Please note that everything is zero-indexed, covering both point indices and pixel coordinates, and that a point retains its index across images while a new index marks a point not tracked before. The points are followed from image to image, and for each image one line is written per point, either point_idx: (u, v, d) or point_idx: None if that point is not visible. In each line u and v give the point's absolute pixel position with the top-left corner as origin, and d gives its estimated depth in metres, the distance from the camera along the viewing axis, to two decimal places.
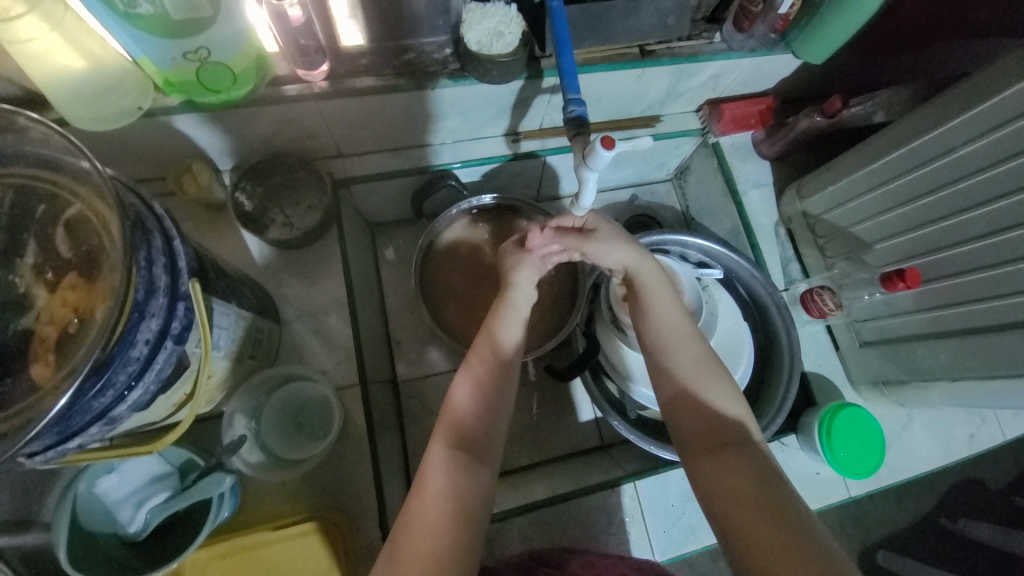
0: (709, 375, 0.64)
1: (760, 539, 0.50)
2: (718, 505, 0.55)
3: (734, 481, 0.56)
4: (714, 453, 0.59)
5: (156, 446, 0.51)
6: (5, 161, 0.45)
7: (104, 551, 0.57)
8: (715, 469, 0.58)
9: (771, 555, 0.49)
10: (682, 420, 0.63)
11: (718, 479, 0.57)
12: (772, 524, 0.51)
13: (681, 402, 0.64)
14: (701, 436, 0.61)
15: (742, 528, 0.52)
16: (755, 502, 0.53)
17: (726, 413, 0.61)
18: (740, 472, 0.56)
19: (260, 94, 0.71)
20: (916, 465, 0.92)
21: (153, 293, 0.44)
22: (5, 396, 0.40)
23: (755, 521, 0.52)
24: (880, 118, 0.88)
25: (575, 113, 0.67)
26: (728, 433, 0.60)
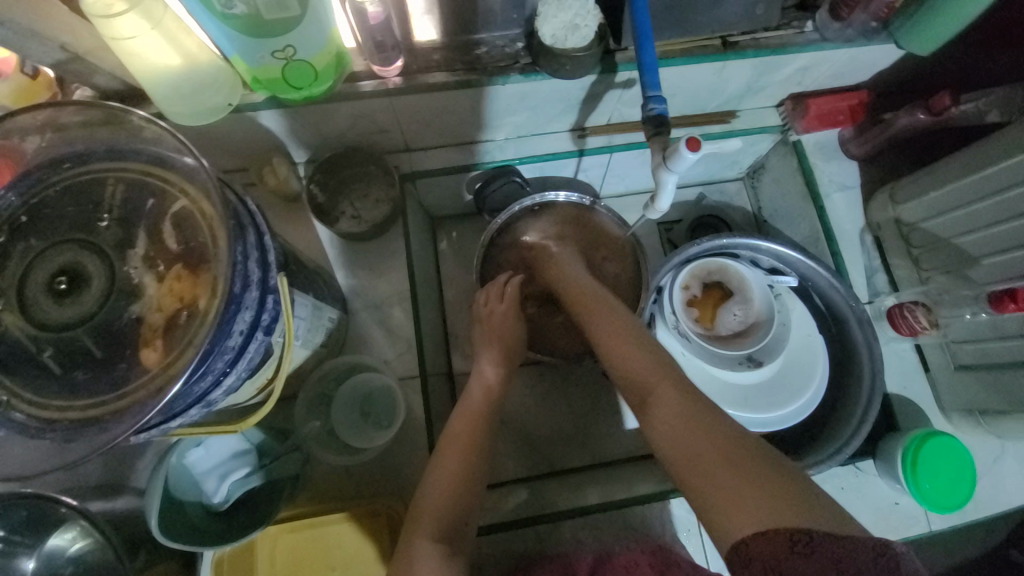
0: (631, 337, 0.67)
1: (712, 483, 0.48)
2: (671, 459, 0.53)
3: (673, 426, 0.54)
4: (648, 404, 0.59)
5: (239, 426, 0.54)
6: (121, 157, 0.48)
7: (192, 519, 0.61)
8: (654, 421, 0.57)
9: (723, 497, 0.47)
10: (625, 382, 0.63)
11: (660, 427, 0.56)
12: (718, 460, 0.49)
13: (620, 364, 0.64)
14: (636, 391, 0.61)
15: (697, 478, 0.50)
16: (695, 439, 0.52)
17: (654, 359, 0.62)
18: (674, 412, 0.56)
19: (338, 91, 0.73)
20: (1013, 501, 0.83)
21: (248, 286, 0.46)
22: (119, 377, 0.43)
23: (698, 454, 0.51)
24: (993, 118, 0.77)
25: (655, 111, 0.64)
26: (659, 378, 0.60)
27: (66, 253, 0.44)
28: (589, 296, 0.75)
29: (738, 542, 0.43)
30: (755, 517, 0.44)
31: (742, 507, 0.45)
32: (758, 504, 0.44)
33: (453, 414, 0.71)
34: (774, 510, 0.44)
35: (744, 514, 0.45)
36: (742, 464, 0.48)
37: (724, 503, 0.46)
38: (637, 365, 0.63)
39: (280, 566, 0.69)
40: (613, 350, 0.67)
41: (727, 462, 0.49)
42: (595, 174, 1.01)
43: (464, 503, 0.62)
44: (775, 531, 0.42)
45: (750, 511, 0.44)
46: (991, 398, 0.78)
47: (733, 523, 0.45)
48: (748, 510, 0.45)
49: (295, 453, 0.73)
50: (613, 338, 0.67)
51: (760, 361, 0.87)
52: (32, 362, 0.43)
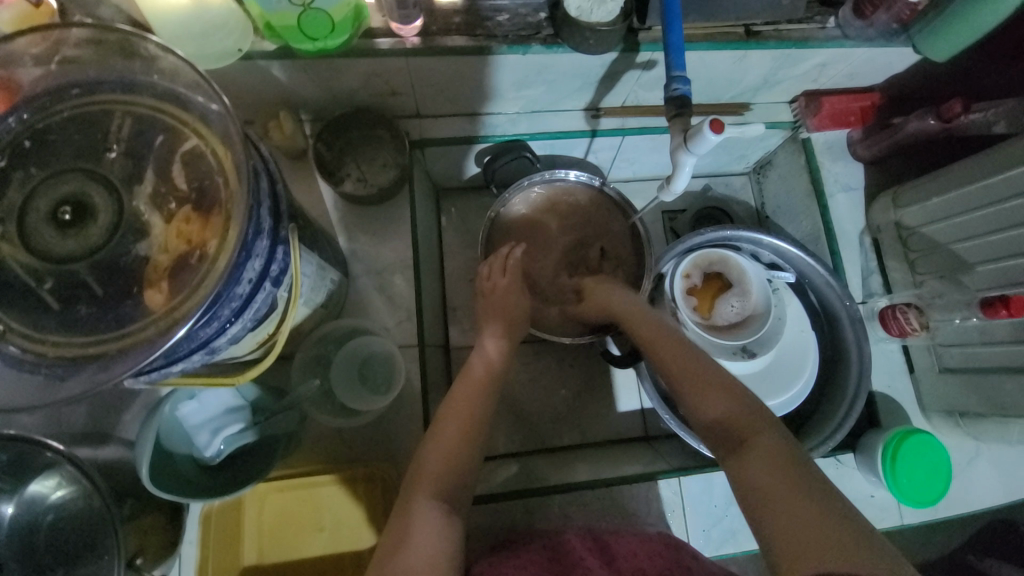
0: (705, 368, 0.66)
1: (799, 520, 0.47)
2: (750, 492, 0.52)
3: (764, 464, 0.53)
4: (738, 443, 0.57)
5: (238, 379, 0.54)
6: (132, 90, 0.46)
7: (184, 472, 0.60)
8: (742, 454, 0.55)
9: (810, 536, 0.45)
10: (705, 411, 0.61)
11: (741, 463, 0.55)
12: (811, 505, 0.48)
13: (695, 392, 0.63)
14: (720, 424, 0.59)
15: (779, 512, 0.48)
16: (790, 481, 0.50)
17: (744, 396, 0.61)
18: (761, 452, 0.54)
19: (354, 46, 0.70)
20: (981, 500, 0.86)
21: (260, 234, 0.45)
22: (122, 317, 0.42)
23: (783, 494, 0.49)
24: (999, 129, 0.79)
25: (678, 92, 0.63)
26: (751, 418, 0.58)
27: (70, 183, 0.42)
28: (661, 327, 0.72)
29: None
30: (846, 562, 0.43)
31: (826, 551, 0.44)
32: (851, 553, 0.44)
33: (453, 386, 0.71)
34: (867, 563, 0.43)
35: (835, 557, 0.43)
36: (837, 516, 0.47)
37: (805, 543, 0.45)
38: (725, 400, 0.61)
39: (266, 521, 0.70)
40: (694, 378, 0.64)
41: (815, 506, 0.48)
42: (605, 157, 1.00)
43: (463, 466, 0.63)
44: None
45: (838, 554, 0.44)
46: (971, 400, 0.81)
47: (815, 559, 0.44)
48: (838, 554, 0.44)
49: (291, 412, 0.70)
50: (694, 367, 0.66)
51: (754, 352, 0.87)
52: (30, 294, 0.42)
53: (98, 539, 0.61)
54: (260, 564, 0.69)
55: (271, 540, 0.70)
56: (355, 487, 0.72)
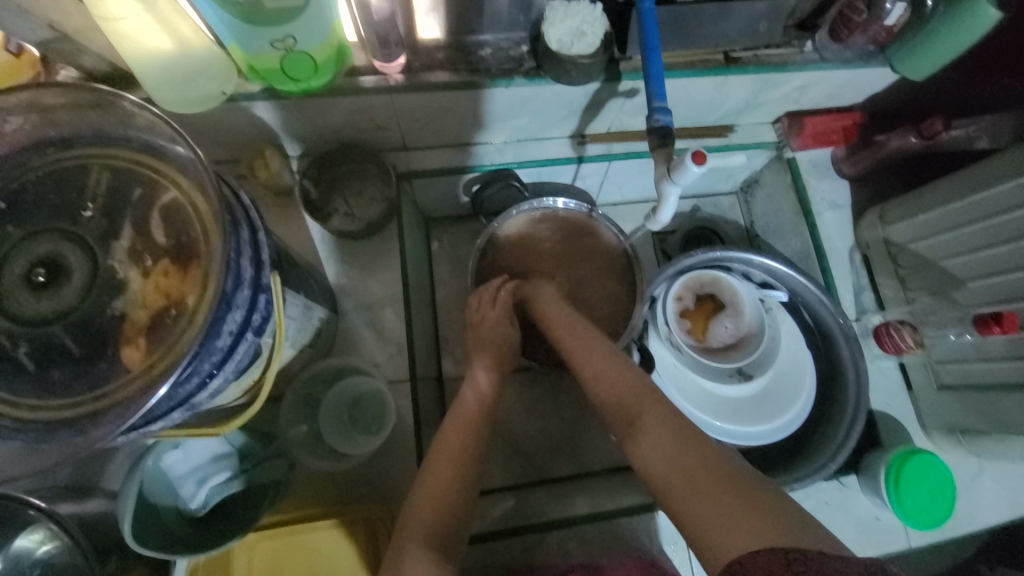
0: (605, 355, 0.65)
1: (698, 498, 0.45)
2: (656, 480, 0.49)
3: (659, 446, 0.51)
4: (636, 426, 0.55)
5: (222, 430, 0.52)
6: (111, 145, 0.46)
7: (169, 527, 0.58)
8: (641, 442, 0.53)
9: (712, 517, 0.43)
10: (610, 407, 0.60)
11: (646, 449, 0.52)
12: (703, 474, 0.46)
13: (602, 384, 0.62)
14: (620, 416, 0.58)
15: (684, 495, 0.46)
16: (684, 456, 0.48)
17: (636, 382, 0.60)
18: (660, 432, 0.52)
19: (338, 85, 0.71)
20: (988, 518, 0.85)
21: (240, 285, 0.44)
22: (99, 378, 0.41)
23: (686, 475, 0.47)
24: (982, 145, 0.79)
25: (661, 122, 0.63)
26: (644, 399, 0.57)
27: (47, 242, 0.41)
28: (571, 326, 0.72)
29: (730, 562, 0.39)
30: (744, 535, 0.40)
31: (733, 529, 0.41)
32: (747, 522, 0.41)
33: (444, 426, 0.69)
34: (766, 530, 0.40)
35: (736, 534, 0.40)
36: (726, 479, 0.45)
37: (713, 527, 0.42)
38: (620, 388, 0.60)
39: (257, 571, 0.67)
40: (598, 372, 0.63)
41: (716, 479, 0.45)
42: (593, 182, 1.01)
43: (456, 507, 0.61)
44: (766, 550, 0.38)
45: (739, 529, 0.41)
46: (971, 418, 0.81)
47: (721, 543, 0.41)
48: (740, 528, 0.41)
49: (279, 458, 0.70)
50: (593, 365, 0.65)
51: (749, 375, 0.88)
52: (4, 358, 0.40)
53: None
54: None
55: None
56: (349, 530, 0.70)
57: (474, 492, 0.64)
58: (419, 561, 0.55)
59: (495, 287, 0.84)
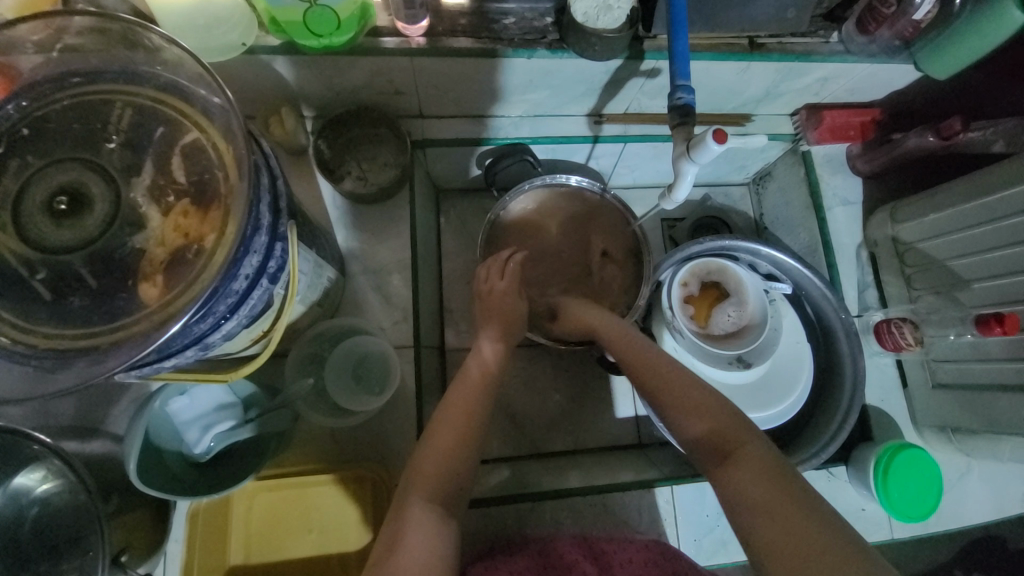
0: (682, 378, 0.64)
1: (791, 540, 0.45)
2: (743, 512, 0.50)
3: (752, 481, 0.51)
4: (726, 460, 0.55)
5: (231, 376, 0.53)
6: (135, 81, 0.46)
7: (170, 469, 0.60)
8: (732, 471, 0.53)
9: (807, 557, 0.44)
10: (692, 427, 0.60)
11: (733, 483, 0.52)
12: (800, 517, 0.47)
13: (680, 407, 0.61)
14: (706, 439, 0.58)
15: (772, 530, 0.47)
16: (777, 499, 0.49)
17: (729, 411, 0.59)
18: (752, 471, 0.52)
19: (359, 44, 0.70)
20: (971, 515, 0.87)
21: (258, 231, 0.44)
22: (117, 310, 0.41)
23: (780, 518, 0.47)
24: (998, 148, 0.80)
25: (683, 101, 0.63)
26: (737, 429, 0.57)
27: (69, 173, 0.42)
28: (643, 347, 0.70)
29: None
30: None
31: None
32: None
33: (447, 393, 0.70)
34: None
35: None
36: (822, 528, 0.46)
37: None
38: (708, 414, 0.59)
39: (253, 519, 0.69)
40: (675, 394, 0.63)
41: (813, 527, 0.46)
42: (607, 163, 1.01)
43: (456, 469, 0.62)
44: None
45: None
46: (963, 417, 0.82)
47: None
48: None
49: (283, 410, 0.68)
50: (677, 384, 0.64)
51: (749, 362, 0.88)
52: (23, 284, 0.41)
53: (84, 533, 0.60)
54: (245, 564, 0.68)
55: (257, 538, 0.69)
56: (348, 486, 0.71)
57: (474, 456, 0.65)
58: (419, 516, 0.57)
59: (502, 259, 0.84)
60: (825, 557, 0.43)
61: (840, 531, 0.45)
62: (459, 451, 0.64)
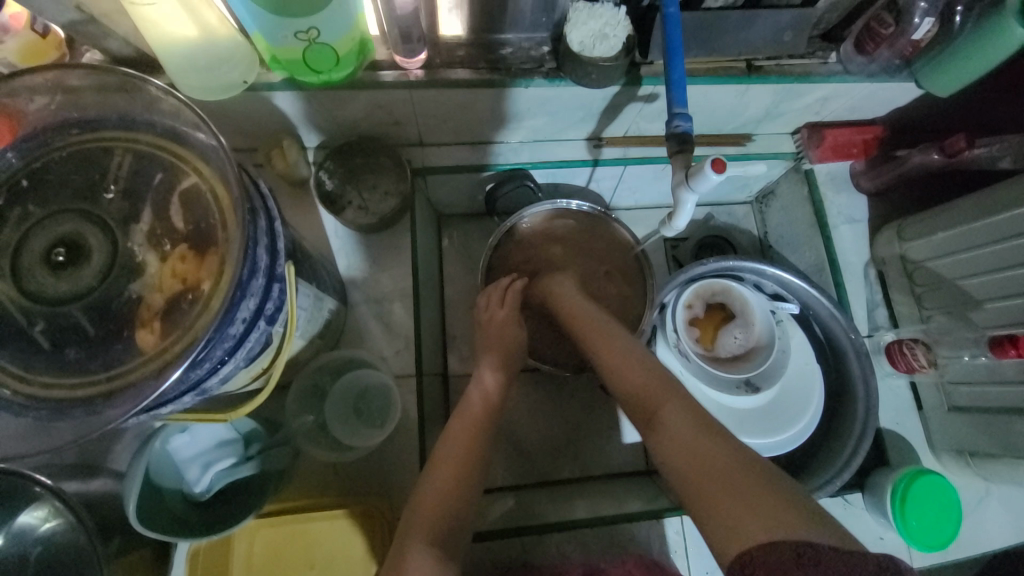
0: (624, 348, 0.65)
1: (716, 496, 0.45)
2: (675, 475, 0.50)
3: (680, 443, 0.51)
4: (657, 420, 0.55)
5: (230, 416, 0.53)
6: (135, 128, 0.46)
7: (172, 509, 0.58)
8: (662, 436, 0.53)
9: (728, 512, 0.43)
10: (629, 399, 0.60)
11: (664, 442, 0.53)
12: (721, 470, 0.46)
13: (621, 377, 0.62)
14: (639, 408, 0.58)
15: (701, 490, 0.47)
16: (700, 450, 0.49)
17: (658, 376, 0.59)
18: (681, 428, 0.52)
19: (358, 79, 0.71)
20: (994, 543, 0.84)
21: (255, 274, 0.44)
22: (113, 359, 0.41)
23: (703, 471, 0.47)
24: (1005, 165, 0.78)
25: (681, 128, 0.63)
26: (668, 393, 0.57)
27: (68, 222, 0.42)
28: (599, 325, 0.71)
29: (740, 554, 0.41)
30: (759, 525, 0.41)
31: (749, 526, 0.42)
32: (765, 514, 0.42)
33: (449, 426, 0.69)
34: (783, 524, 0.41)
35: (754, 525, 0.42)
36: (743, 479, 0.45)
37: (731, 524, 0.43)
38: (642, 382, 0.60)
39: (256, 557, 0.68)
40: (617, 365, 0.63)
41: (730, 473, 0.46)
42: (608, 185, 1.00)
43: (458, 506, 0.61)
44: (779, 544, 0.39)
45: (757, 522, 0.42)
46: (982, 441, 0.79)
47: (734, 535, 0.42)
48: (755, 522, 0.42)
49: (285, 446, 0.70)
50: (616, 360, 0.64)
51: (757, 387, 0.86)
52: (22, 334, 0.41)
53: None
54: None
55: None
56: (350, 522, 0.70)
57: (475, 490, 0.64)
58: (419, 556, 0.56)
59: (505, 285, 0.84)
60: (742, 500, 0.44)
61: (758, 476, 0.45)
62: (461, 485, 0.63)
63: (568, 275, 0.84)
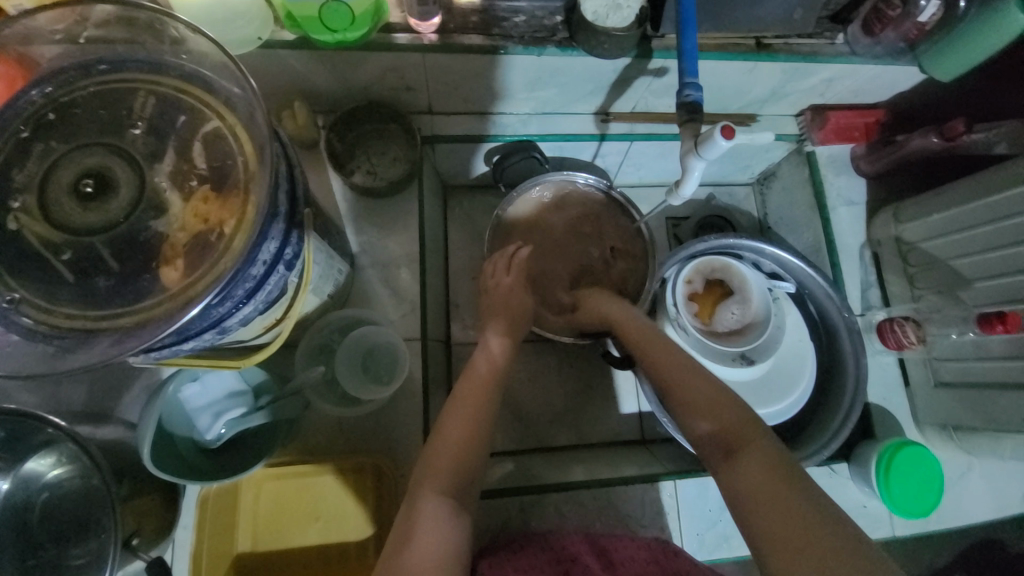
0: (688, 369, 0.66)
1: (796, 543, 0.46)
2: (751, 511, 0.50)
3: (762, 483, 0.51)
4: (731, 453, 0.56)
5: (244, 362, 0.55)
6: (159, 70, 0.47)
7: (181, 454, 0.60)
8: (742, 472, 0.53)
9: (812, 562, 0.44)
10: (705, 429, 0.60)
11: (739, 474, 0.54)
12: (810, 521, 0.47)
13: (688, 400, 0.63)
14: (717, 439, 0.58)
15: (772, 523, 0.48)
16: (779, 490, 0.50)
17: (742, 411, 0.59)
18: (756, 463, 0.53)
19: (372, 40, 0.71)
20: (971, 513, 0.87)
21: (276, 217, 0.45)
22: (138, 292, 0.42)
23: (781, 509, 0.49)
24: (1000, 150, 0.80)
25: (691, 98, 0.64)
26: (750, 431, 0.57)
27: (93, 157, 0.43)
28: (661, 342, 0.71)
29: None
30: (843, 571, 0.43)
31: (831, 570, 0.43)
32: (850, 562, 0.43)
33: (455, 387, 0.71)
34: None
35: (836, 570, 0.43)
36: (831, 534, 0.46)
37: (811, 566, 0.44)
38: (724, 415, 0.59)
39: (262, 506, 0.71)
40: (684, 388, 0.64)
41: (816, 518, 0.47)
42: (613, 161, 1.02)
43: (465, 460, 0.63)
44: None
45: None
46: (965, 415, 0.83)
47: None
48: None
49: (295, 397, 0.69)
50: (689, 383, 0.64)
51: (752, 360, 0.89)
52: (47, 265, 0.42)
53: (96, 517, 0.61)
54: (252, 552, 0.69)
55: (265, 526, 0.70)
56: (356, 475, 0.72)
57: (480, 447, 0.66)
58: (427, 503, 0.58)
59: (511, 254, 0.86)
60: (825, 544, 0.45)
61: (846, 534, 0.46)
62: (467, 441, 0.65)
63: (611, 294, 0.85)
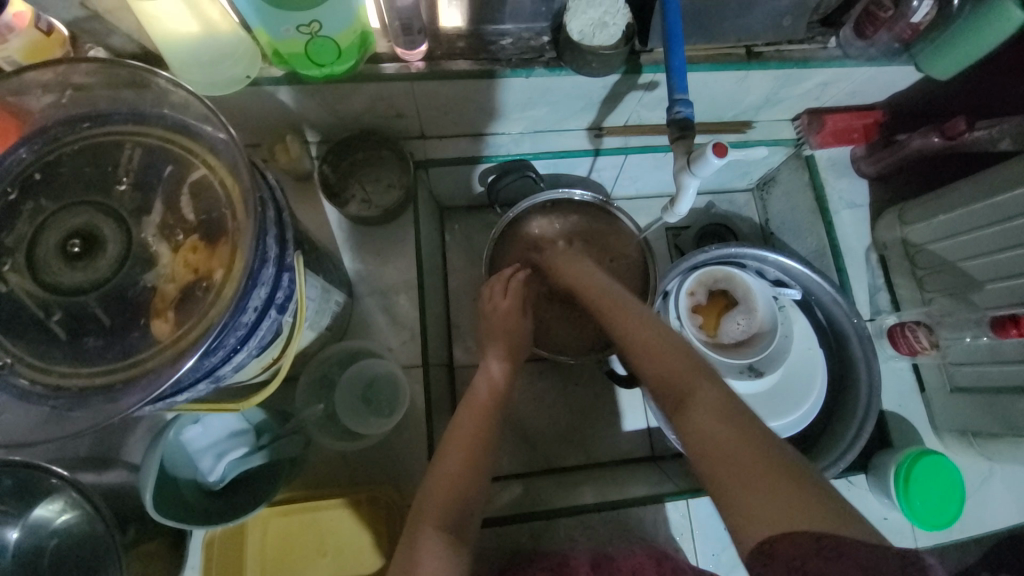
0: (643, 325, 0.63)
1: (741, 482, 0.45)
2: (697, 454, 0.49)
3: (706, 424, 0.50)
4: (681, 401, 0.54)
5: (243, 405, 0.52)
6: (144, 121, 0.47)
7: (186, 499, 0.59)
8: (687, 416, 0.52)
9: (755, 501, 0.43)
10: (654, 377, 0.58)
11: (689, 425, 0.51)
12: (750, 459, 0.46)
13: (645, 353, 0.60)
14: (665, 385, 0.56)
15: (723, 471, 0.46)
16: (725, 435, 0.48)
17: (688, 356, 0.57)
18: (707, 410, 0.51)
19: (360, 71, 0.71)
20: (997, 521, 0.85)
21: (266, 262, 0.45)
22: (130, 347, 0.42)
23: (729, 457, 0.47)
24: (1004, 146, 0.78)
25: (681, 115, 0.63)
26: (696, 370, 0.55)
27: (81, 215, 0.43)
28: (618, 301, 0.68)
29: (761, 542, 0.42)
30: (782, 516, 0.42)
31: (776, 519, 0.42)
32: (791, 508, 0.42)
33: (456, 419, 0.69)
34: (807, 517, 0.41)
35: (776, 514, 0.42)
36: (773, 469, 0.45)
37: (755, 516, 0.43)
38: (672, 362, 0.57)
39: (268, 544, 0.69)
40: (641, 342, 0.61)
41: (761, 458, 0.46)
42: (610, 174, 1.01)
43: (467, 494, 0.62)
44: (802, 534, 0.40)
45: (774, 514, 0.42)
46: (984, 421, 0.80)
47: (759, 523, 0.42)
48: (774, 513, 0.42)
49: (297, 435, 0.71)
50: (636, 331, 0.62)
51: (761, 371, 0.87)
52: (40, 325, 0.42)
53: (101, 566, 0.61)
54: None
55: (273, 564, 0.68)
56: (360, 508, 0.71)
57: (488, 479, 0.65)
58: (434, 543, 0.57)
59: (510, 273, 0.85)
60: (767, 488, 0.44)
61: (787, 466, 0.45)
62: (471, 473, 0.64)
63: (583, 258, 0.83)
